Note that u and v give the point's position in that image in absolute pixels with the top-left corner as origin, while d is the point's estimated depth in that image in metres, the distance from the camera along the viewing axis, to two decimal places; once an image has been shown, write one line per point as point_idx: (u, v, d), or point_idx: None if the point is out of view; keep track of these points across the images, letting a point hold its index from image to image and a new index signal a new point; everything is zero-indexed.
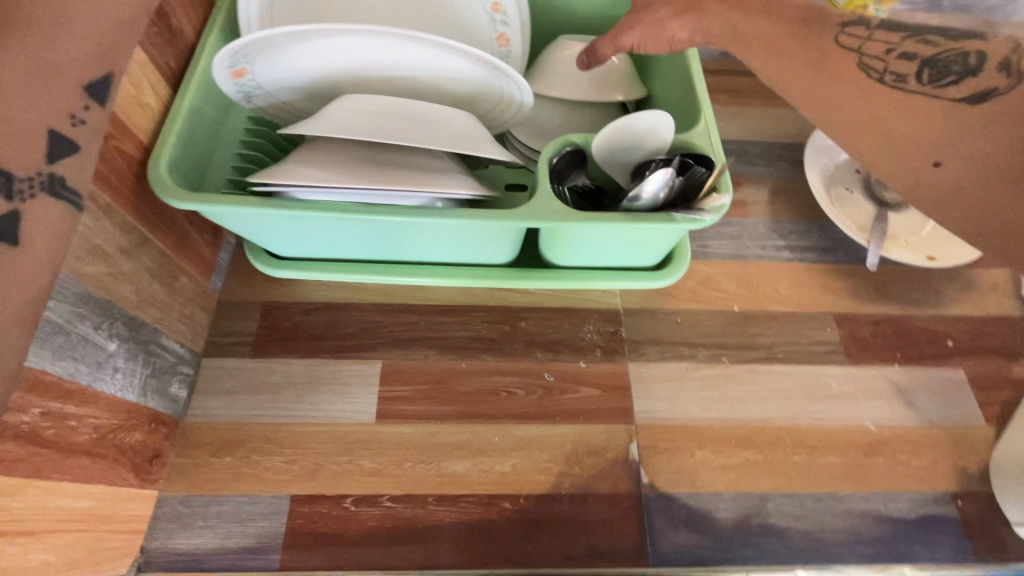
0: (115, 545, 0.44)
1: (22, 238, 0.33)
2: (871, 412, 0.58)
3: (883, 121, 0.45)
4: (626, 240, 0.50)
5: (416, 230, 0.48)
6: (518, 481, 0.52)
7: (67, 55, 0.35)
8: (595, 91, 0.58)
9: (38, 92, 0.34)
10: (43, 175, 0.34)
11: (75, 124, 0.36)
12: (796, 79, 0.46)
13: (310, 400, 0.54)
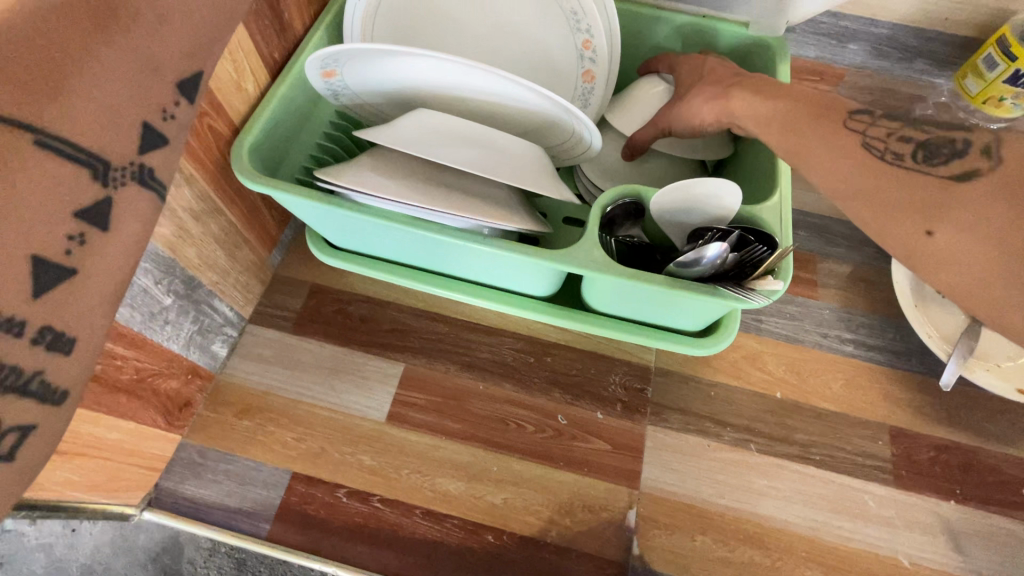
0: (133, 476, 0.49)
1: (111, 225, 0.35)
2: (908, 547, 0.52)
3: (879, 193, 0.37)
4: (668, 302, 0.48)
5: (459, 250, 0.49)
6: (506, 517, 0.52)
7: (184, 41, 0.38)
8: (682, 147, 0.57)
9: (151, 75, 0.36)
10: (134, 165, 0.36)
11: (164, 118, 0.37)
12: (805, 153, 0.40)
13: (331, 386, 0.56)
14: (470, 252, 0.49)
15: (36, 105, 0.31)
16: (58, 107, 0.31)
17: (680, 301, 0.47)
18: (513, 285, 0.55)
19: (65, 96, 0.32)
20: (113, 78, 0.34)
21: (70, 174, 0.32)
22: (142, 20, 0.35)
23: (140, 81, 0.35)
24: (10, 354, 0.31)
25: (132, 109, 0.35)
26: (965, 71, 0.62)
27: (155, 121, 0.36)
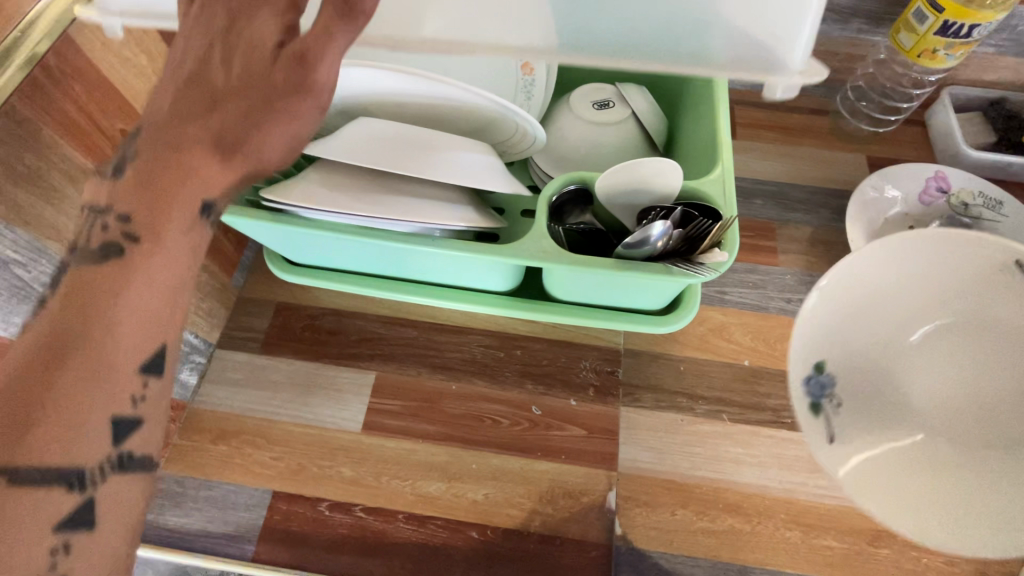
0: None
1: (97, 522, 0.29)
2: None
3: None
4: (623, 284, 0.49)
5: (413, 254, 0.50)
6: (489, 512, 0.52)
7: (153, 285, 0.31)
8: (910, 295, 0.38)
9: (114, 355, 0.29)
10: (112, 457, 0.30)
11: (138, 402, 0.31)
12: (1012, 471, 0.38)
13: (305, 402, 0.57)
14: (422, 254, 0.49)
15: (2, 452, 0.26)
16: (24, 452, 0.26)
17: (632, 282, 0.48)
18: (474, 284, 0.56)
19: (28, 436, 0.27)
20: (64, 394, 0.28)
21: (44, 504, 0.27)
22: (93, 339, 0.29)
23: (94, 390, 0.29)
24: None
25: (93, 421, 0.29)
26: (899, 26, 0.63)
27: (124, 412, 0.30)
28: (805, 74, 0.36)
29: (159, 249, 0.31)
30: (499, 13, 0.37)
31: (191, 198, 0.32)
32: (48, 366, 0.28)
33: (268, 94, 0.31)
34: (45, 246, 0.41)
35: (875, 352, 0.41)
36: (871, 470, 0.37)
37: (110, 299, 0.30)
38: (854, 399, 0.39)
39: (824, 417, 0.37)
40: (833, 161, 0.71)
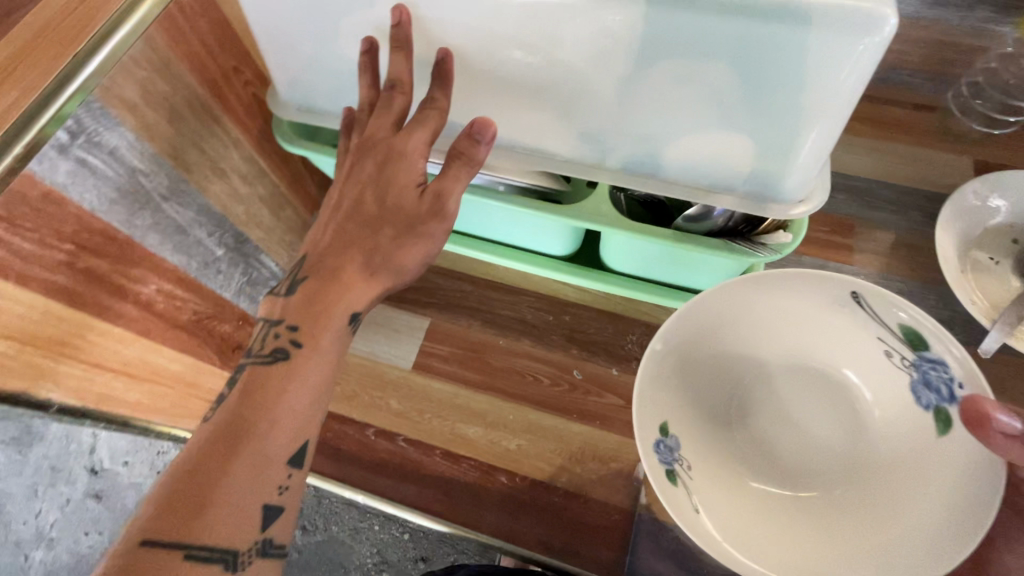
0: (192, 405, 0.56)
1: None
2: None
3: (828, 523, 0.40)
4: (678, 257, 0.49)
5: (477, 207, 0.52)
6: (520, 461, 0.55)
7: (309, 376, 0.36)
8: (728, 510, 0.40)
9: (277, 433, 0.34)
10: (258, 542, 0.33)
11: (283, 489, 0.34)
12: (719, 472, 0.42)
13: (364, 337, 0.61)
14: (487, 209, 0.52)
15: (183, 527, 0.30)
16: (203, 527, 0.30)
17: (690, 256, 0.48)
18: (531, 245, 0.57)
19: (206, 505, 0.31)
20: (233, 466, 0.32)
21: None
22: (261, 430, 0.34)
23: (257, 474, 0.33)
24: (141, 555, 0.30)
25: (253, 499, 0.33)
26: None
27: (272, 499, 0.34)
28: (801, 205, 0.41)
29: (315, 351, 0.37)
30: (542, 132, 0.43)
31: (345, 310, 0.39)
32: (227, 452, 0.33)
33: (405, 222, 0.39)
34: (164, 162, 0.44)
35: (713, 390, 0.45)
36: (739, 525, 0.39)
37: (274, 397, 0.35)
38: (702, 454, 0.42)
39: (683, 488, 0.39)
40: (932, 162, 0.66)
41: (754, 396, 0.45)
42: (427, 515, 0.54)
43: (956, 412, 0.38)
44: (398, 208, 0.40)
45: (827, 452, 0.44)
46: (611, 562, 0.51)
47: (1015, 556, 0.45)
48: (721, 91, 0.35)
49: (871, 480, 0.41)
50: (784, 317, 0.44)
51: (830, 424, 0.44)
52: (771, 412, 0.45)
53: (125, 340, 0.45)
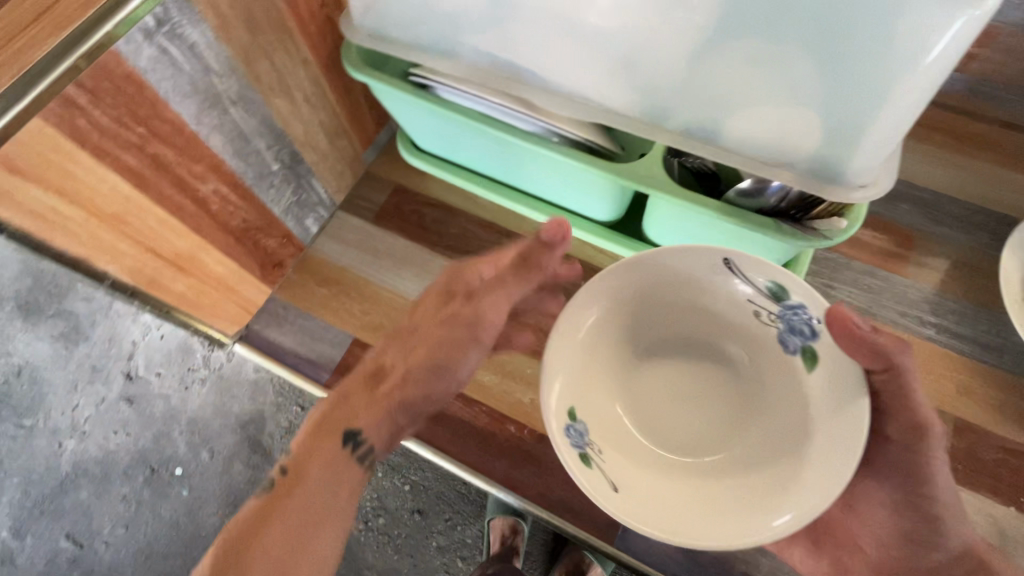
0: (231, 310, 0.58)
1: None
2: None
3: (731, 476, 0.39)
4: (723, 235, 0.48)
5: (527, 158, 0.52)
6: (531, 415, 0.55)
7: (329, 499, 0.42)
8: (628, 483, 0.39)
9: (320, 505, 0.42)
10: None
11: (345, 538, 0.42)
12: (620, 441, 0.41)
13: (398, 273, 0.63)
14: (538, 162, 0.52)
15: None
16: None
17: (736, 236, 0.47)
18: (575, 206, 0.57)
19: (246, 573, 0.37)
20: None
21: None
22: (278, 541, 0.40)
23: (304, 536, 0.40)
24: None
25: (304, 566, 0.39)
26: None
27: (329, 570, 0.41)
28: (866, 189, 0.40)
29: (324, 466, 0.43)
30: (607, 84, 0.42)
31: (348, 437, 0.44)
32: (259, 531, 0.40)
33: (463, 337, 0.47)
34: (238, 68, 0.45)
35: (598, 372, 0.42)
36: (650, 494, 0.38)
37: (298, 499, 0.42)
38: (604, 432, 0.41)
39: (595, 467, 0.37)
40: (1010, 184, 0.62)
41: (637, 368, 0.43)
42: (434, 451, 0.56)
43: (821, 346, 0.37)
44: (454, 332, 0.47)
45: (716, 412, 0.42)
46: (604, 525, 0.53)
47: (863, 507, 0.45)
48: (794, 67, 0.34)
49: (761, 421, 0.41)
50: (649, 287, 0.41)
51: (709, 379, 0.43)
52: (658, 379, 0.43)
53: (181, 234, 0.47)
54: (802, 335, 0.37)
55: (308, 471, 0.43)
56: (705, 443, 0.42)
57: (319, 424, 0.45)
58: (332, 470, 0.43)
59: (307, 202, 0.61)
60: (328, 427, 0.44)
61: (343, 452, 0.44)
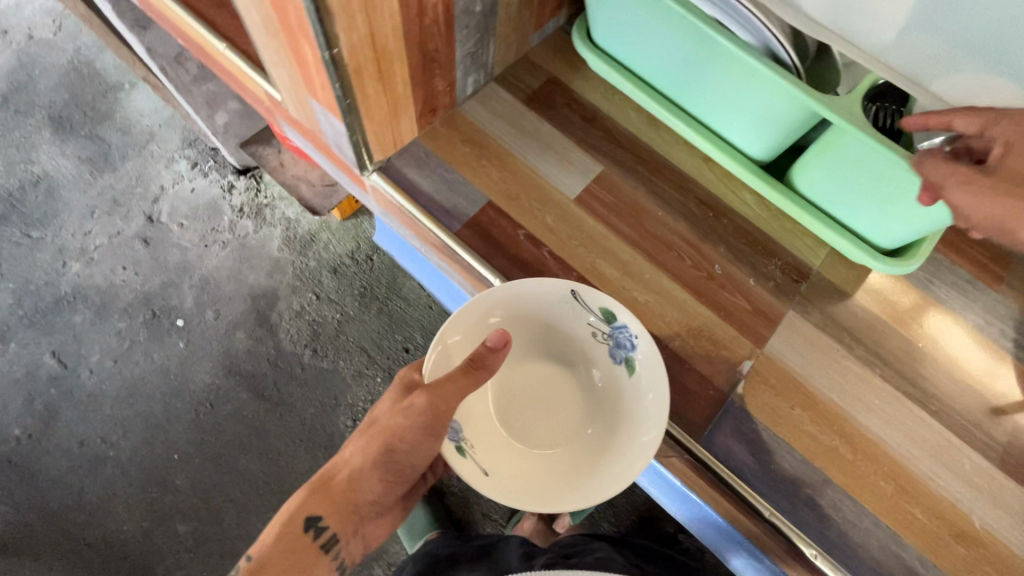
0: (387, 137, 0.59)
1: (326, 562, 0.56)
2: (989, 514, 0.53)
3: (580, 469, 0.58)
4: (887, 189, 0.50)
5: (720, 71, 0.53)
6: (644, 314, 0.58)
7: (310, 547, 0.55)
8: (510, 468, 0.57)
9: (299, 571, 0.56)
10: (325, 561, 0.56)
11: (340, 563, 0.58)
12: (496, 443, 0.60)
13: (540, 155, 0.64)
14: (731, 80, 0.53)
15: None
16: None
17: (907, 195, 0.49)
18: (735, 136, 0.59)
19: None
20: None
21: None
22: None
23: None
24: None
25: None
26: None
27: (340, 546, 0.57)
28: None
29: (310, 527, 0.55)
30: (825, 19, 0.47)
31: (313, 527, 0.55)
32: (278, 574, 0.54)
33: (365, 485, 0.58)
34: None
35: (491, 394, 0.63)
36: (513, 475, 0.57)
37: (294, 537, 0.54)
38: (478, 434, 0.60)
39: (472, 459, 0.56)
40: None
41: (512, 378, 0.65)
42: None
43: (636, 356, 0.58)
44: (336, 510, 0.56)
45: (562, 418, 0.64)
46: (692, 428, 0.55)
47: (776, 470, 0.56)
48: (1016, 31, 0.39)
49: (606, 429, 0.61)
50: (536, 312, 0.61)
51: (559, 387, 0.65)
52: (524, 387, 0.65)
53: (396, 36, 0.48)
54: (624, 347, 0.58)
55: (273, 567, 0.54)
56: (553, 437, 0.62)
57: (288, 528, 0.55)
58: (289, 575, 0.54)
59: (477, 60, 0.62)
60: (292, 538, 0.54)
61: (312, 543, 0.55)
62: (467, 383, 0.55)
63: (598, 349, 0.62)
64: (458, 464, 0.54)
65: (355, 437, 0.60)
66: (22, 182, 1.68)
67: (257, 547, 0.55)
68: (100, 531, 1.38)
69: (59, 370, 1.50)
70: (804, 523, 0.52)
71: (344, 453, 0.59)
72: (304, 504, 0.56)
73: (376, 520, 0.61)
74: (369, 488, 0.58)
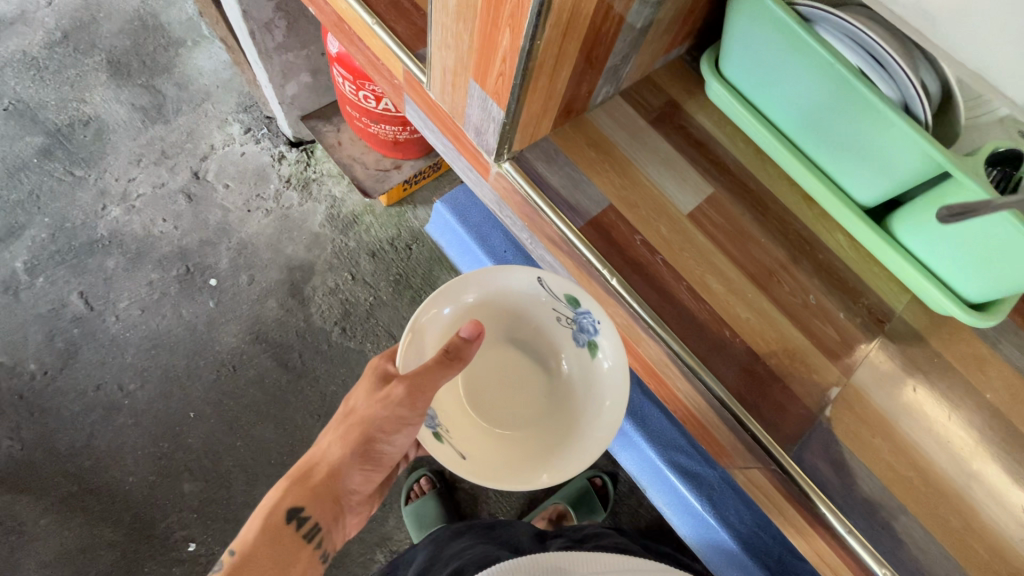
0: (533, 131, 0.64)
1: (338, 543, 0.70)
2: None
3: (543, 445, 0.70)
4: (987, 246, 0.54)
5: (846, 120, 0.58)
6: (745, 329, 0.64)
7: (370, 484, 0.72)
8: (483, 448, 0.69)
9: (294, 527, 0.64)
10: (328, 554, 0.68)
11: (324, 558, 0.67)
12: (470, 426, 0.71)
13: (658, 170, 0.69)
14: (858, 130, 0.58)
15: (281, 551, 0.63)
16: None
17: (1006, 254, 0.53)
18: (845, 180, 0.64)
19: (267, 558, 0.62)
20: (295, 539, 0.64)
21: (319, 563, 0.66)
22: (293, 530, 0.64)
23: (316, 522, 0.65)
24: (261, 561, 0.62)
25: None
26: None
27: (297, 561, 0.64)
28: None
29: (268, 544, 0.62)
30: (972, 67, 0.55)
31: (333, 473, 0.67)
32: (269, 552, 0.62)
33: (352, 454, 0.67)
34: None
35: (468, 381, 0.74)
36: (485, 457, 0.67)
37: (267, 532, 0.62)
38: (452, 422, 0.70)
39: (447, 443, 0.67)
40: None
41: (480, 356, 0.74)
42: (659, 322, 0.63)
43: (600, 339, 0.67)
44: (333, 469, 0.67)
45: (527, 397, 0.74)
46: (779, 438, 0.60)
47: (852, 485, 0.59)
48: None
49: (567, 411, 0.72)
50: (510, 301, 0.72)
51: (524, 370, 0.75)
52: (490, 368, 0.74)
53: (579, 39, 0.52)
54: (589, 329, 0.68)
55: (256, 558, 0.61)
56: (514, 417, 0.73)
57: (271, 518, 0.63)
58: (280, 550, 0.62)
59: (616, 74, 0.67)
60: (274, 529, 0.63)
61: (295, 532, 0.64)
62: (445, 369, 0.64)
63: (563, 333, 0.72)
64: (438, 449, 0.64)
65: (332, 429, 0.69)
66: (72, 120, 1.68)
67: (240, 543, 0.62)
68: (105, 478, 1.37)
69: (85, 311, 1.49)
70: (876, 542, 0.57)
71: (321, 447, 0.68)
72: (284, 497, 0.64)
73: (361, 508, 0.73)
74: (348, 480, 0.68)
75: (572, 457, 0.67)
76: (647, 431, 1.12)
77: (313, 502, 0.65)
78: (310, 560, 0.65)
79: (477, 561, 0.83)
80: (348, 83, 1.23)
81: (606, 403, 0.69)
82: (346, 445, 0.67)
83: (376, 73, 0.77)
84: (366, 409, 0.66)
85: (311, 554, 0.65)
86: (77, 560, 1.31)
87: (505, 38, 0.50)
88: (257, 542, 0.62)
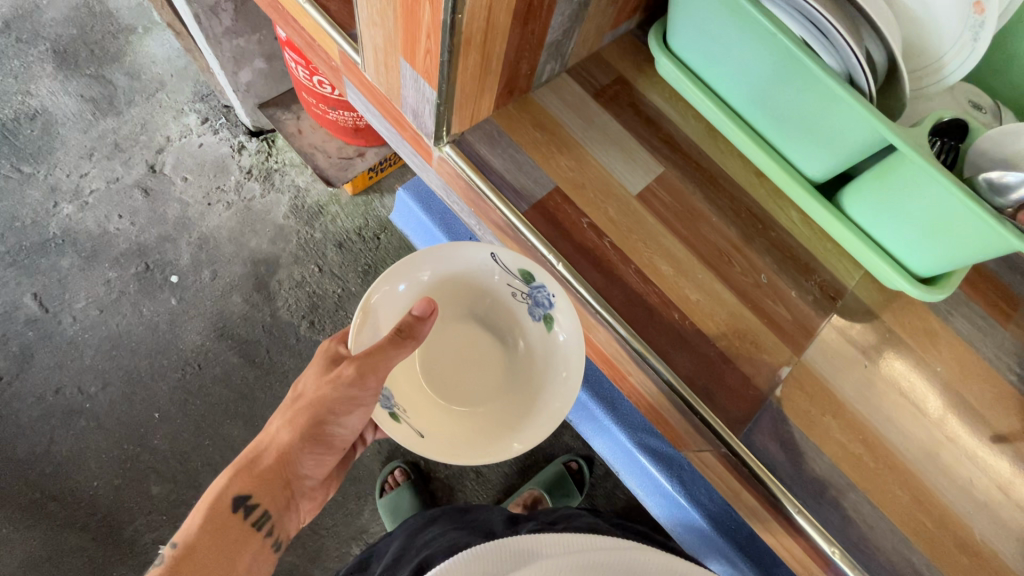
0: (473, 111, 0.62)
1: (287, 533, 0.69)
2: (1002, 533, 0.56)
3: (506, 420, 0.69)
4: (934, 216, 0.53)
5: (793, 89, 0.56)
6: (695, 310, 0.63)
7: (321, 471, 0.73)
8: (443, 425, 0.68)
9: (242, 515, 0.62)
10: (279, 542, 0.67)
11: (275, 547, 0.66)
12: (429, 406, 0.70)
13: (606, 150, 0.67)
14: (806, 100, 0.56)
15: (232, 538, 0.61)
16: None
17: (953, 224, 0.52)
18: (795, 155, 0.63)
19: (217, 546, 0.60)
20: (245, 527, 0.62)
21: (271, 550, 0.65)
22: (242, 517, 0.62)
23: (266, 508, 0.64)
24: (210, 549, 0.59)
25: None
26: None
27: (248, 549, 0.62)
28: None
29: (218, 533, 0.60)
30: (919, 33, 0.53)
31: (281, 458, 0.66)
32: (218, 541, 0.60)
33: (303, 437, 0.67)
34: None
35: (428, 360, 0.73)
36: (445, 436, 0.66)
37: (216, 520, 0.60)
38: (411, 402, 0.69)
39: (404, 422, 0.65)
40: None
41: (437, 335, 0.73)
42: (607, 306, 0.61)
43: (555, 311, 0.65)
44: (282, 455, 0.66)
45: (486, 374, 0.73)
46: (730, 420, 0.60)
47: (802, 465, 0.59)
48: None
49: (527, 386, 0.71)
50: (467, 277, 0.70)
51: (483, 348, 0.74)
52: (447, 346, 0.73)
53: (509, 14, 0.49)
54: (544, 303, 0.66)
55: (202, 548, 0.59)
56: (473, 393, 0.72)
57: (214, 507, 0.61)
58: (227, 540, 0.61)
59: (559, 50, 0.64)
60: (221, 517, 0.61)
61: (242, 520, 0.62)
62: (395, 346, 0.63)
63: (520, 309, 0.70)
64: (396, 427, 0.63)
65: (277, 417, 0.68)
66: (17, 114, 1.60)
67: (183, 535, 0.59)
68: (69, 483, 1.33)
69: (40, 314, 1.44)
70: (825, 521, 0.57)
71: (269, 433, 0.68)
72: (229, 486, 0.63)
73: (311, 495, 0.73)
74: (299, 465, 0.68)
75: (532, 431, 0.65)
76: (618, 416, 1.12)
77: (261, 489, 0.64)
78: (260, 548, 0.63)
79: (447, 548, 0.82)
80: (300, 68, 1.18)
81: (563, 375, 0.67)
82: (292, 430, 0.66)
83: (315, 55, 0.74)
84: (315, 392, 0.66)
85: (261, 542, 0.63)
86: (44, 567, 1.28)
87: (427, 14, 0.47)
88: (205, 532, 0.60)
